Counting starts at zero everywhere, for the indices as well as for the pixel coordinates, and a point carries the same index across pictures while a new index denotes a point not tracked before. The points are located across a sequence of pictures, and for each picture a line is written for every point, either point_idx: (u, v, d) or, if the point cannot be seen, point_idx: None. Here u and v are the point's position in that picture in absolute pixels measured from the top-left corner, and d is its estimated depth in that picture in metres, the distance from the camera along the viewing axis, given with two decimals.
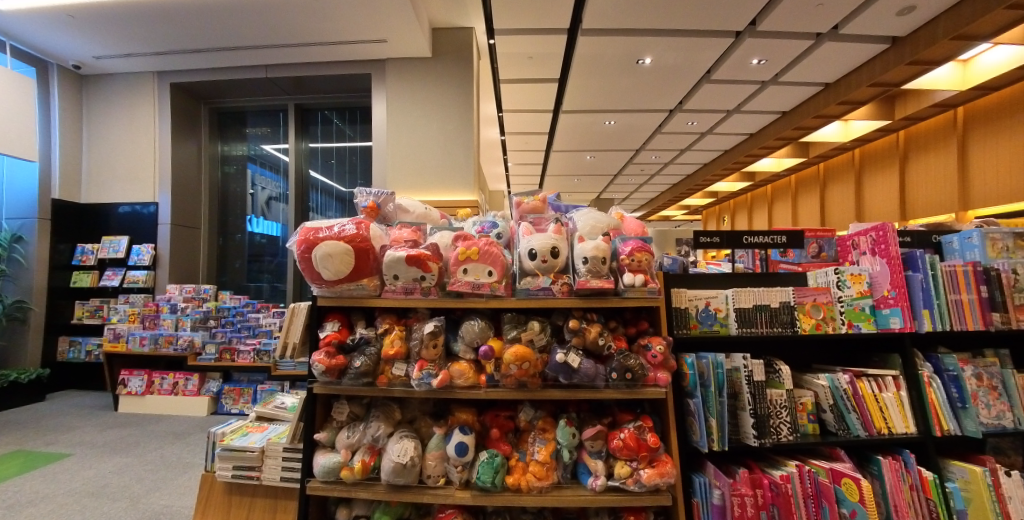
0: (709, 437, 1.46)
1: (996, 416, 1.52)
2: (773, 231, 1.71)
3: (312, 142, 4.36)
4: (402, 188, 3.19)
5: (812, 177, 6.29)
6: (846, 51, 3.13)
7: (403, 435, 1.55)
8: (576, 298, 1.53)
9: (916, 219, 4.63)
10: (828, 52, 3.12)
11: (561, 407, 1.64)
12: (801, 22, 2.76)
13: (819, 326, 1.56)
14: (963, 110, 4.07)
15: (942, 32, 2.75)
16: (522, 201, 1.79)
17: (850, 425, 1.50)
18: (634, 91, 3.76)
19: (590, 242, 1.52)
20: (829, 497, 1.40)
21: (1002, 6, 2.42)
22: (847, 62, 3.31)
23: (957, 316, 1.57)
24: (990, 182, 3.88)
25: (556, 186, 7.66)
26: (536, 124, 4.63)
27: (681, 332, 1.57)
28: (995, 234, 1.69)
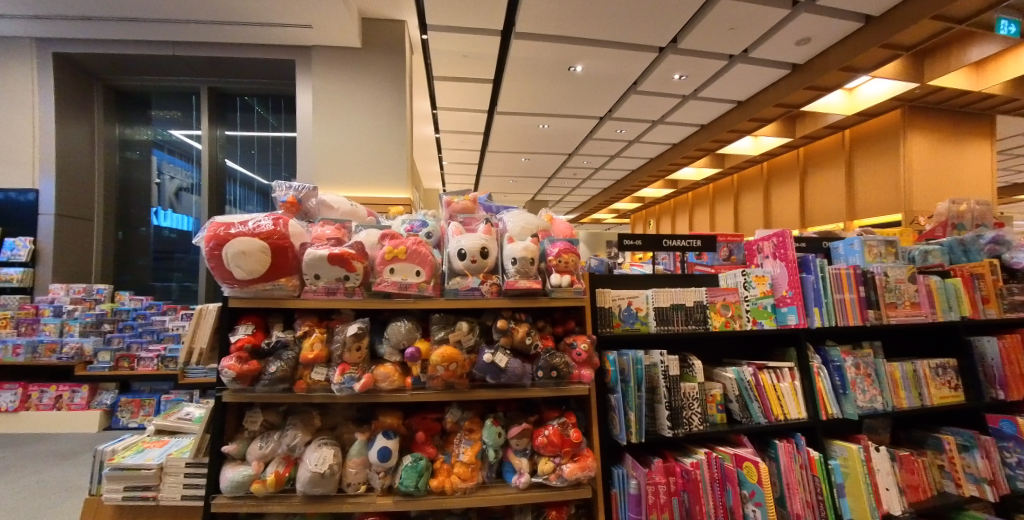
0: (628, 430, 1.52)
1: (871, 400, 1.71)
2: (690, 235, 1.83)
3: (230, 130, 4.00)
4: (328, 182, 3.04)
5: (728, 187, 6.86)
6: (754, 74, 3.44)
7: (322, 442, 1.48)
8: (506, 298, 1.54)
9: (813, 227, 5.19)
10: (740, 72, 3.40)
11: (489, 407, 1.64)
12: (716, 43, 2.99)
13: (728, 323, 1.69)
14: (851, 132, 4.62)
15: (832, 63, 3.10)
16: (452, 200, 1.76)
17: (752, 413, 1.62)
18: (570, 97, 3.88)
19: (519, 243, 1.54)
20: (733, 480, 1.49)
21: (878, 45, 2.79)
22: (756, 84, 3.64)
23: (843, 313, 1.75)
24: (873, 196, 4.42)
25: (495, 187, 7.70)
26: (473, 123, 4.62)
27: (605, 331, 1.62)
28: (872, 241, 1.93)
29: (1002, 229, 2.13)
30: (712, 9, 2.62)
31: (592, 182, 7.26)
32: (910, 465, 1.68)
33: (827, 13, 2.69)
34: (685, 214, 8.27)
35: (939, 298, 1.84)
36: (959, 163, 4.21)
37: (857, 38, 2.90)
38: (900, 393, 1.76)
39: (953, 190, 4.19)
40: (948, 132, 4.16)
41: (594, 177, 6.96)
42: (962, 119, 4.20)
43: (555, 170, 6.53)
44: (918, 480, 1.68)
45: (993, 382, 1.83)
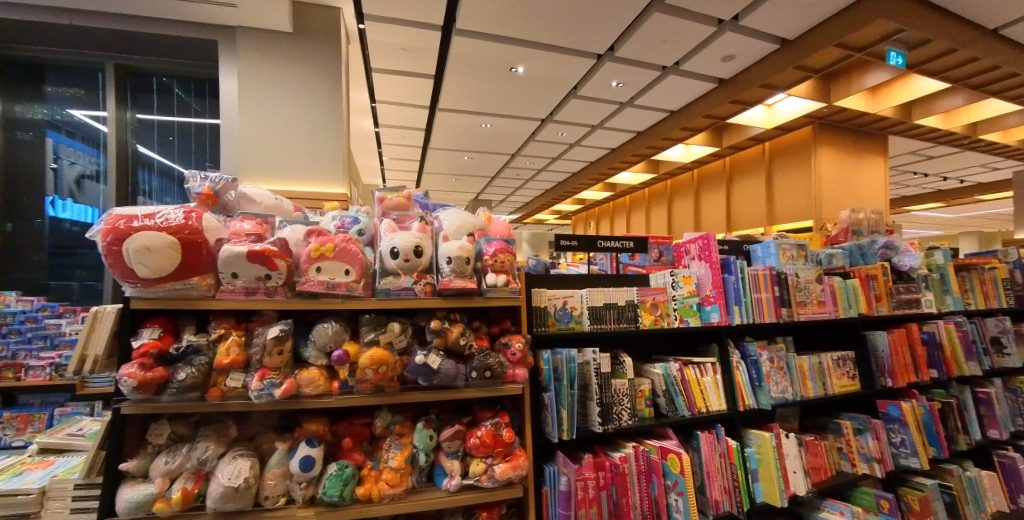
0: (560, 428, 1.52)
1: (783, 391, 1.84)
2: (623, 237, 1.85)
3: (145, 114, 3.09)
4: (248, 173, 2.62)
5: (662, 192, 7.20)
6: (684, 86, 3.65)
7: (238, 454, 1.37)
8: (439, 297, 1.53)
9: (738, 231, 5.57)
10: (672, 83, 3.59)
11: (422, 410, 1.61)
12: (650, 54, 3.13)
13: (658, 321, 1.76)
14: (771, 144, 5.01)
15: (753, 79, 3.35)
16: (385, 197, 1.70)
17: (678, 407, 1.68)
18: (516, 97, 3.90)
19: (454, 242, 1.52)
20: (658, 472, 1.54)
21: (792, 66, 3.05)
22: (687, 95, 3.85)
23: (760, 311, 1.87)
24: (790, 203, 4.82)
25: (440, 185, 7.56)
26: (413, 119, 4.51)
27: (540, 330, 1.62)
28: (785, 245, 2.09)
29: (891, 235, 2.38)
30: (645, 22, 2.75)
31: (534, 182, 7.33)
32: (814, 449, 1.83)
33: (746, 34, 2.91)
34: (622, 217, 8.59)
35: (841, 296, 2.03)
36: (860, 176, 4.72)
37: (774, 59, 3.15)
38: (807, 383, 1.90)
39: (855, 200, 4.70)
40: (851, 149, 4.66)
41: (536, 178, 7.05)
42: (862, 137, 4.70)
43: (497, 169, 6.53)
44: (821, 462, 1.83)
45: (883, 371, 2.03)
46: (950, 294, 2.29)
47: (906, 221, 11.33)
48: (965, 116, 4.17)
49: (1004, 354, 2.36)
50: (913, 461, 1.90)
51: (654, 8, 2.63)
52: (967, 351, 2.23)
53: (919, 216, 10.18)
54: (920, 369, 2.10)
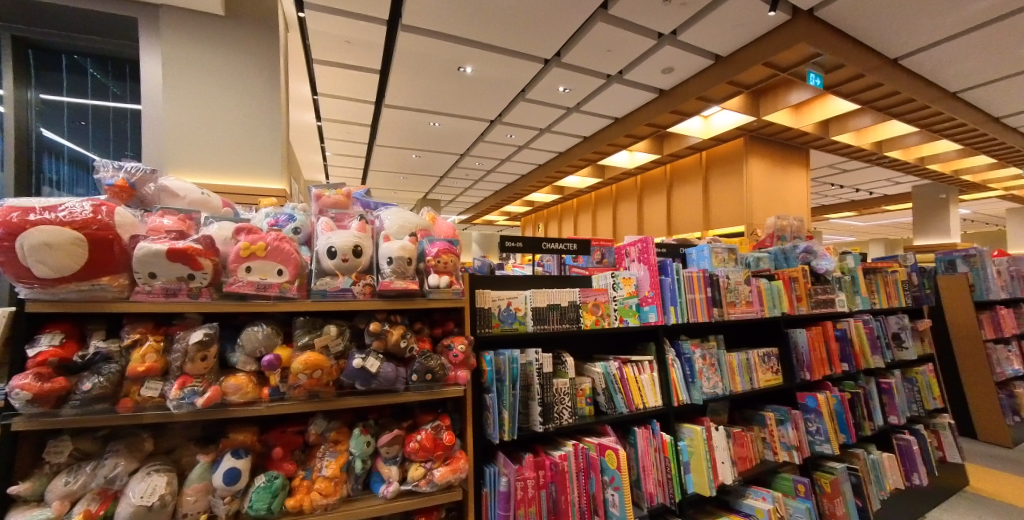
0: (501, 428, 1.53)
1: (714, 386, 1.95)
2: (566, 239, 1.88)
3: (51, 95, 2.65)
4: (173, 164, 2.40)
5: (607, 196, 7.42)
6: (628, 94, 3.79)
7: (153, 469, 1.25)
8: (379, 299, 1.49)
9: (678, 234, 5.85)
10: (616, 91, 3.72)
11: (360, 416, 1.57)
12: (595, 62, 3.23)
13: (598, 321, 1.81)
14: (708, 153, 5.31)
15: (692, 91, 3.53)
16: (322, 194, 1.63)
17: (616, 404, 1.73)
18: (468, 97, 3.89)
19: (396, 242, 1.49)
20: (596, 468, 1.58)
21: (726, 80, 3.25)
22: (630, 104, 4.01)
23: (694, 311, 1.97)
24: (725, 208, 5.12)
25: (388, 183, 7.35)
26: (358, 114, 4.36)
27: (483, 331, 1.62)
28: (717, 248, 2.22)
29: (810, 240, 2.60)
30: (590, 30, 2.84)
31: (482, 183, 7.31)
32: (740, 439, 1.96)
33: (683, 49, 3.07)
34: (570, 220, 8.76)
35: (766, 296, 2.19)
36: (786, 186, 5.12)
37: (710, 73, 3.34)
38: (735, 378, 2.03)
39: (781, 208, 5.10)
40: (780, 161, 5.06)
41: (486, 179, 7.01)
42: (787, 150, 5.10)
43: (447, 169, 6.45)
44: (746, 452, 1.97)
45: (803, 366, 2.20)
46: (860, 294, 2.53)
47: (828, 228, 12.43)
48: (874, 135, 4.65)
49: (902, 348, 2.64)
50: (826, 447, 2.08)
51: (597, 18, 2.72)
52: (873, 346, 2.48)
53: (838, 224, 11.22)
54: (834, 363, 2.30)
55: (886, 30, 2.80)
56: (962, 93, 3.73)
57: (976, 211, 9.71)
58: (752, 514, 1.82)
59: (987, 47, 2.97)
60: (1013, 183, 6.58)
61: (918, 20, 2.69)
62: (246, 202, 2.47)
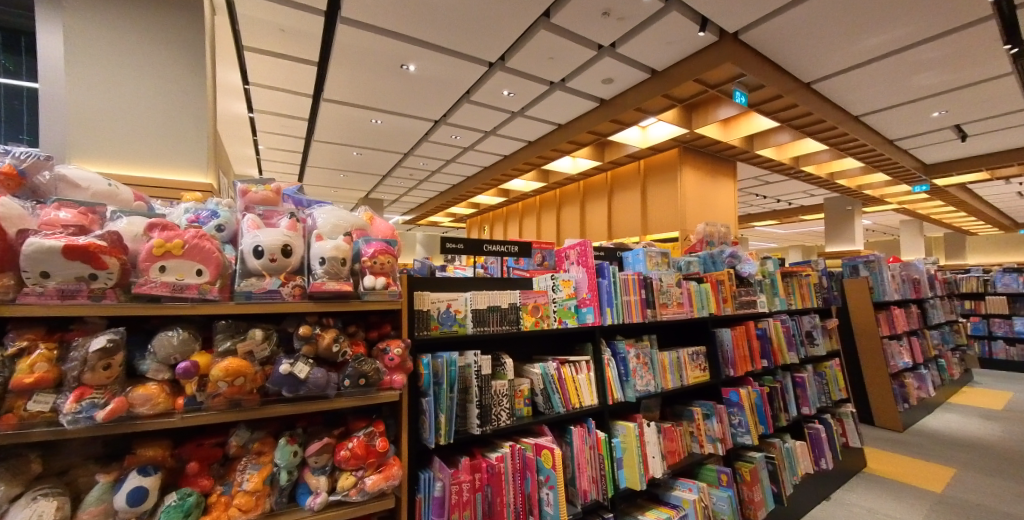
0: (437, 432, 1.52)
1: (647, 383, 2.04)
2: (508, 241, 1.90)
3: None
4: (71, 153, 2.13)
5: (552, 201, 7.54)
6: (570, 101, 3.89)
7: (40, 493, 1.11)
8: (309, 302, 1.42)
9: (618, 238, 6.06)
10: (559, 98, 3.81)
11: (287, 424, 1.50)
12: (539, 68, 3.29)
13: (538, 323, 1.84)
14: (646, 162, 5.57)
15: (629, 102, 3.69)
16: (249, 189, 1.53)
17: (554, 404, 1.76)
18: (415, 96, 3.83)
19: (328, 242, 1.44)
20: (532, 468, 1.60)
21: (661, 94, 3.43)
22: (571, 111, 4.12)
23: (629, 312, 2.05)
24: (661, 215, 5.38)
25: (329, 180, 7.02)
26: (295, 107, 4.15)
27: (421, 334, 1.60)
28: (652, 252, 2.34)
29: (735, 246, 2.80)
30: (533, 37, 2.89)
31: (426, 184, 7.18)
32: (670, 434, 2.07)
33: (622, 61, 3.21)
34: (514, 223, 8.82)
35: (695, 298, 2.33)
36: (715, 195, 5.48)
37: (646, 85, 3.51)
38: (666, 376, 2.13)
39: (711, 216, 5.44)
40: (712, 172, 5.43)
41: (431, 180, 6.90)
42: (716, 162, 5.46)
43: (390, 168, 6.28)
44: (676, 446, 2.07)
45: (728, 363, 2.36)
46: (778, 296, 2.76)
47: (755, 235, 13.49)
48: (792, 151, 5.11)
49: (814, 344, 2.91)
50: (746, 438, 2.24)
51: (540, 25, 2.78)
52: (789, 343, 2.71)
53: (762, 232, 12.23)
54: (755, 360, 2.48)
55: (801, 56, 3.09)
56: (865, 117, 4.19)
57: (875, 222, 10.97)
58: (679, 505, 1.92)
59: (882, 76, 3.37)
60: (905, 198, 7.49)
61: (826, 49, 2.99)
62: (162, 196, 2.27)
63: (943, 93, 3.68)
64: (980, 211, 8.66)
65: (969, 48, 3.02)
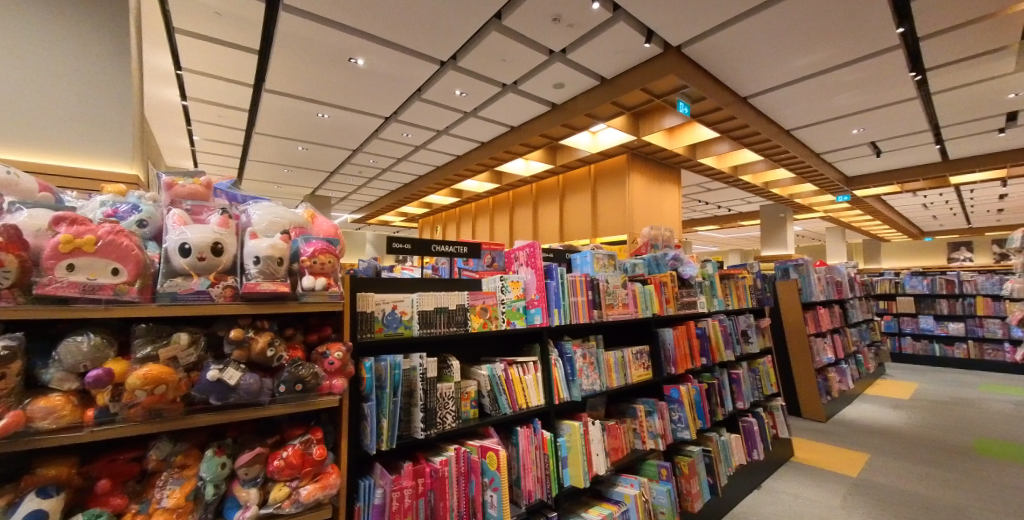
0: (379, 438, 1.48)
1: (592, 383, 2.09)
2: (457, 242, 1.90)
3: None
4: None
5: (504, 202, 7.55)
6: (521, 104, 3.94)
7: None
8: (243, 303, 1.33)
9: (569, 241, 6.16)
10: (511, 101, 3.84)
11: (216, 434, 1.41)
12: (491, 69, 3.31)
13: (486, 324, 1.84)
14: (596, 167, 5.72)
15: (579, 107, 3.79)
16: (174, 182, 1.40)
17: (500, 405, 1.77)
18: (366, 92, 3.73)
19: (264, 240, 1.36)
20: (477, 471, 1.60)
21: (608, 102, 3.55)
22: (523, 114, 4.17)
23: (576, 313, 2.10)
24: (610, 219, 5.53)
25: (271, 176, 6.65)
26: (233, 97, 3.90)
27: (364, 336, 1.54)
28: (600, 254, 2.41)
29: (677, 249, 2.94)
30: (485, 38, 2.91)
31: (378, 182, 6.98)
32: (614, 431, 2.14)
33: (572, 67, 3.28)
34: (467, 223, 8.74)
35: (640, 299, 2.41)
36: (661, 200, 5.72)
37: (595, 92, 3.61)
38: (611, 375, 2.20)
39: (658, 220, 5.66)
40: (659, 178, 5.68)
41: (382, 178, 6.72)
42: (662, 168, 5.71)
43: (338, 164, 6.05)
44: (619, 442, 2.14)
45: (670, 361, 2.47)
46: (716, 297, 2.92)
47: (699, 239, 14.21)
48: (731, 160, 5.46)
49: (748, 342, 3.11)
50: (686, 433, 2.35)
51: (492, 27, 2.80)
52: (726, 342, 2.87)
53: (705, 236, 12.89)
54: (694, 358, 2.61)
55: (738, 71, 3.31)
56: (795, 131, 4.54)
57: (805, 228, 11.89)
58: (621, 500, 1.99)
59: (808, 94, 3.66)
60: (831, 207, 8.17)
61: (758, 66, 3.21)
62: (79, 187, 2.06)
63: (862, 112, 4.05)
64: (892, 220, 9.62)
65: (879, 74, 3.35)
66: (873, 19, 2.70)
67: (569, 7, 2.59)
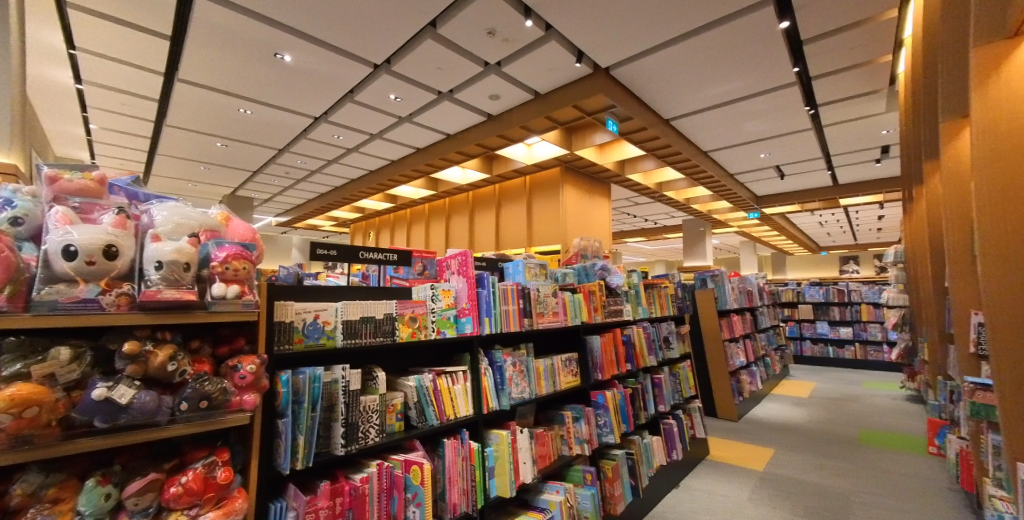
0: (294, 456, 1.39)
1: (522, 391, 2.12)
2: (387, 249, 1.86)
3: None
4: None
5: (440, 209, 7.47)
6: (457, 113, 3.95)
7: None
8: (140, 313, 1.14)
9: (505, 250, 6.21)
10: (447, 108, 3.84)
11: (101, 461, 1.25)
12: (426, 76, 3.29)
13: (415, 334, 1.80)
14: (531, 178, 5.86)
15: (513, 120, 3.87)
16: (59, 176, 1.19)
17: (427, 417, 1.73)
18: (295, 89, 3.55)
19: (168, 243, 1.19)
20: (400, 486, 1.55)
21: (541, 116, 3.66)
22: (458, 122, 4.18)
23: (507, 321, 2.12)
24: (544, 229, 5.68)
25: (183, 172, 6.05)
26: (138, 84, 3.53)
27: (281, 348, 1.44)
28: (532, 264, 2.47)
29: (605, 260, 3.09)
30: (420, 45, 2.90)
31: (306, 184, 6.62)
32: (541, 439, 2.17)
33: (507, 80, 3.35)
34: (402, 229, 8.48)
35: (569, 308, 2.48)
36: (593, 212, 5.97)
37: (529, 106, 3.72)
38: (541, 382, 2.24)
39: (590, 232, 5.89)
40: (592, 191, 5.94)
41: (311, 179, 6.38)
42: (593, 182, 5.98)
43: (262, 163, 5.67)
44: (546, 450, 2.18)
45: (597, 367, 2.57)
46: (641, 305, 3.10)
47: (629, 249, 14.96)
48: (656, 178, 5.87)
49: (669, 348, 3.32)
50: (610, 437, 2.45)
51: (426, 34, 2.80)
52: (649, 348, 3.05)
53: (636, 247, 13.62)
54: (621, 364, 2.74)
55: (663, 95, 3.56)
56: (713, 153, 4.96)
57: (723, 241, 12.98)
58: (547, 508, 2.02)
59: (724, 120, 4.03)
60: (745, 223, 8.99)
61: (679, 91, 3.49)
62: None
63: (770, 138, 4.51)
64: (795, 235, 10.80)
65: (782, 106, 3.76)
66: (773, 59, 3.05)
67: (502, 23, 2.66)
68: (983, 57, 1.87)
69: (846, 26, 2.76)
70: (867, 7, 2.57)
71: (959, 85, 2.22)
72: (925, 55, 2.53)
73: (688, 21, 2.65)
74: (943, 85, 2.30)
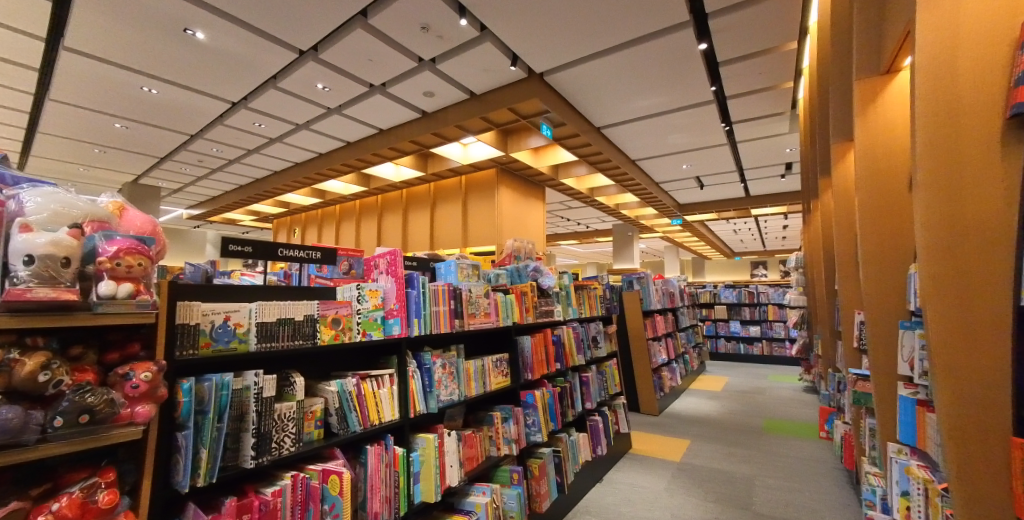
0: (195, 473, 1.26)
1: (450, 393, 2.10)
2: (308, 246, 1.76)
3: None
4: None
5: (372, 207, 7.20)
6: (390, 107, 3.83)
7: None
8: (3, 315, 0.96)
9: (440, 250, 6.11)
10: (380, 102, 3.72)
11: None
12: (358, 67, 3.16)
13: (338, 336, 1.71)
14: (467, 179, 5.85)
15: (449, 119, 3.83)
16: None
17: (349, 423, 1.66)
18: (211, 70, 3.25)
19: (41, 234, 1.01)
20: (316, 498, 1.47)
21: (478, 117, 3.66)
22: (393, 117, 4.06)
23: (437, 322, 2.09)
24: (480, 229, 5.67)
25: (72, 154, 5.31)
26: (12, 49, 3.05)
27: (184, 354, 1.29)
28: (464, 265, 2.46)
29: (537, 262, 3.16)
30: (349, 33, 2.77)
31: (224, 174, 6.08)
32: (469, 441, 2.16)
33: (442, 77, 3.31)
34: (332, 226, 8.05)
35: (501, 308, 2.51)
36: (528, 215, 6.08)
37: (465, 106, 3.70)
38: (470, 384, 2.24)
39: (525, 234, 5.99)
40: (528, 194, 6.06)
41: (228, 169, 5.87)
42: (528, 186, 6.09)
43: (170, 149, 5.13)
44: (474, 451, 2.17)
45: (526, 367, 2.61)
46: (571, 306, 3.21)
47: (564, 251, 15.43)
48: (589, 183, 6.11)
49: (597, 347, 3.47)
50: (537, 436, 2.50)
51: (357, 23, 2.69)
52: (578, 347, 3.17)
53: (571, 249, 14.08)
54: (550, 363, 2.82)
55: (596, 104, 3.72)
56: (641, 162, 5.25)
57: (653, 245, 13.83)
58: (473, 510, 2.02)
59: (652, 131, 4.28)
60: (671, 229, 9.64)
61: (611, 101, 3.66)
62: None
63: (692, 151, 4.86)
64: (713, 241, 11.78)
65: (702, 121, 4.07)
66: (693, 78, 3.30)
67: (436, 18, 2.62)
68: (864, 88, 2.15)
69: (755, 53, 3.05)
70: (770, 38, 2.86)
71: (845, 112, 2.52)
72: (819, 85, 2.86)
73: (618, 35, 2.78)
74: (834, 112, 2.61)
